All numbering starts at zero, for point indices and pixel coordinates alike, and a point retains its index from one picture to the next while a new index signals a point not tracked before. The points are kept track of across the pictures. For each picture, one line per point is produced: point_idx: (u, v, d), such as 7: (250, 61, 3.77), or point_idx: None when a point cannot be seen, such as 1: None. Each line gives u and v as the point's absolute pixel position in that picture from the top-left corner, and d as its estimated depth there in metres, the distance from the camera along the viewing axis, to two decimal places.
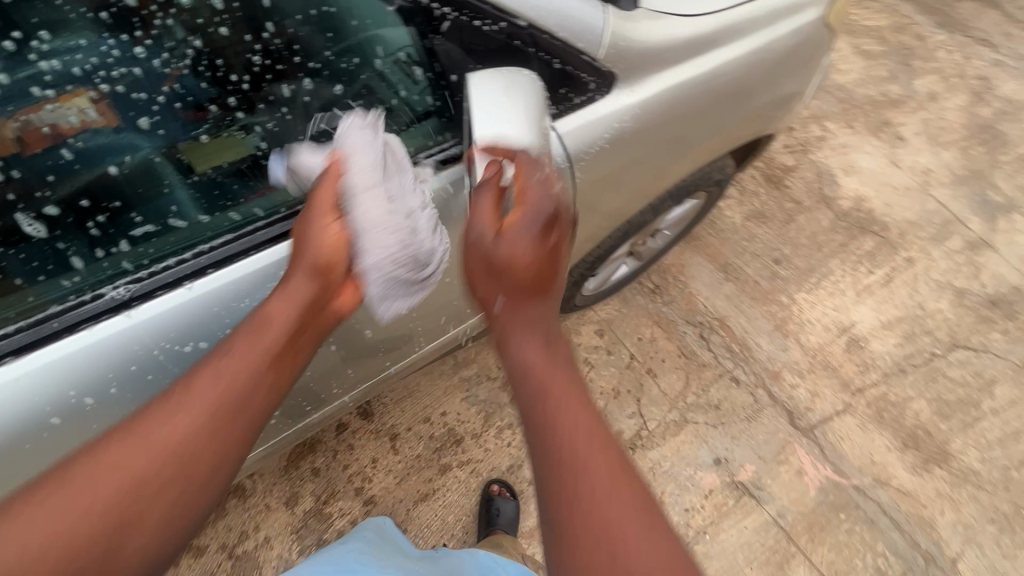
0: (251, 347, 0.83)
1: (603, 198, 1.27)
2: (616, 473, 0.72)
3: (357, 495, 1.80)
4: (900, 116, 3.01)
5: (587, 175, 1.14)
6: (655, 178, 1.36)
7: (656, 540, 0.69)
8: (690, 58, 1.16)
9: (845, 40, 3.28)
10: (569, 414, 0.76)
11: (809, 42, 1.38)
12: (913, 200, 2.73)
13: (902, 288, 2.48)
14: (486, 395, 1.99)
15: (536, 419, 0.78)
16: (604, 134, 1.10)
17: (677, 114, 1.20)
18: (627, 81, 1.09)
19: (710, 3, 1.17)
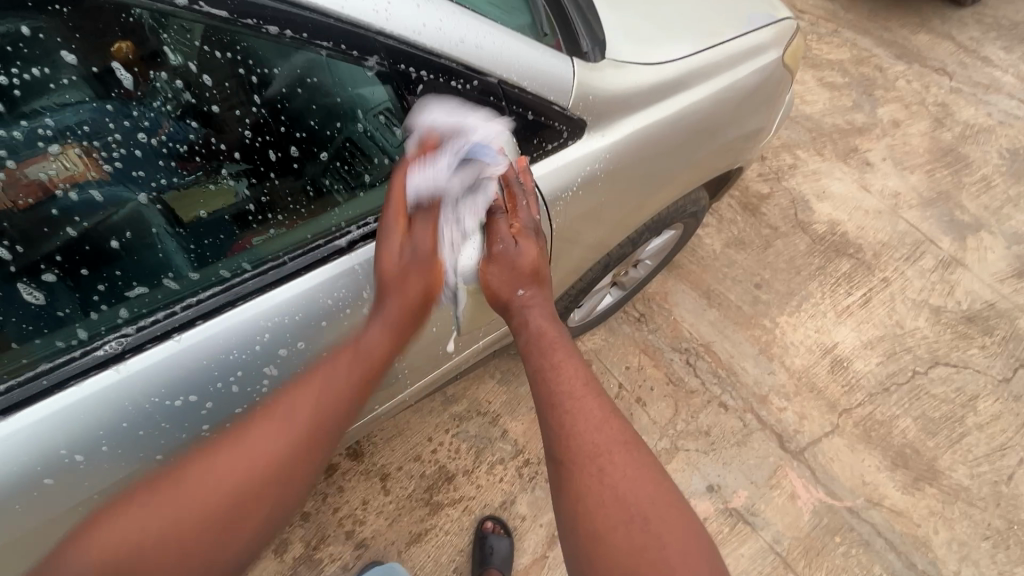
0: (336, 373, 0.91)
1: (581, 235, 1.31)
2: (617, 456, 0.94)
3: (348, 539, 1.77)
4: (866, 142, 3.15)
5: (564, 215, 1.19)
6: (631, 213, 1.41)
7: (641, 513, 0.89)
8: (656, 102, 1.23)
9: (810, 72, 3.44)
10: (581, 411, 0.97)
11: (770, 81, 1.46)
12: (885, 222, 2.83)
13: (880, 308, 2.54)
14: (476, 430, 1.99)
15: (552, 417, 0.97)
16: (577, 177, 1.16)
17: (647, 154, 1.26)
18: (595, 126, 1.16)
19: (672, 51, 1.25)
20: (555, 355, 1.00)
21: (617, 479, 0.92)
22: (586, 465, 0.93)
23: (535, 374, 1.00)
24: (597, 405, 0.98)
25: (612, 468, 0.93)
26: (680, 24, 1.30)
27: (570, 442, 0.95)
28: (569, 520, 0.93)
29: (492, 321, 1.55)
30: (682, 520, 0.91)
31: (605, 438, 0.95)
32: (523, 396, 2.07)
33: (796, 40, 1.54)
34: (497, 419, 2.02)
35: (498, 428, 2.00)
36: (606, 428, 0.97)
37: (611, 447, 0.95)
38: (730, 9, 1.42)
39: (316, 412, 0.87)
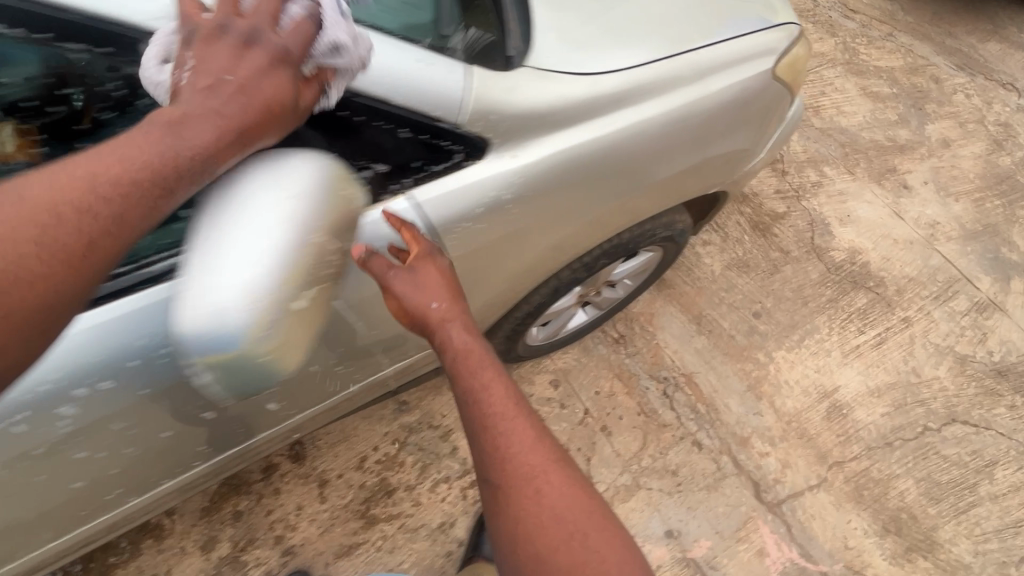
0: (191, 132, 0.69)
1: (500, 264, 1.17)
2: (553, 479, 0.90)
3: (276, 544, 1.72)
4: (907, 162, 2.82)
5: (467, 245, 1.05)
6: (571, 237, 1.25)
7: (576, 535, 0.87)
8: (588, 120, 1.07)
9: (853, 79, 3.10)
10: (513, 435, 0.91)
11: (750, 98, 1.27)
12: (915, 254, 2.53)
13: (896, 351, 2.28)
14: (424, 444, 1.90)
15: (487, 444, 0.91)
16: (479, 204, 1.01)
17: (577, 179, 1.11)
18: (505, 143, 1.00)
19: (616, 60, 1.08)
20: (484, 372, 0.95)
21: (556, 500, 0.88)
22: (522, 486, 0.89)
23: (464, 397, 0.94)
24: (529, 425, 0.93)
25: (550, 487, 0.89)
26: (635, 27, 1.12)
27: (503, 468, 0.90)
28: (506, 543, 0.90)
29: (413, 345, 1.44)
30: (618, 537, 0.89)
31: (540, 458, 0.91)
32: None
33: (790, 50, 1.33)
34: (449, 435, 1.92)
35: (448, 444, 1.91)
36: (540, 446, 0.92)
37: (546, 467, 0.91)
38: (707, 11, 1.22)
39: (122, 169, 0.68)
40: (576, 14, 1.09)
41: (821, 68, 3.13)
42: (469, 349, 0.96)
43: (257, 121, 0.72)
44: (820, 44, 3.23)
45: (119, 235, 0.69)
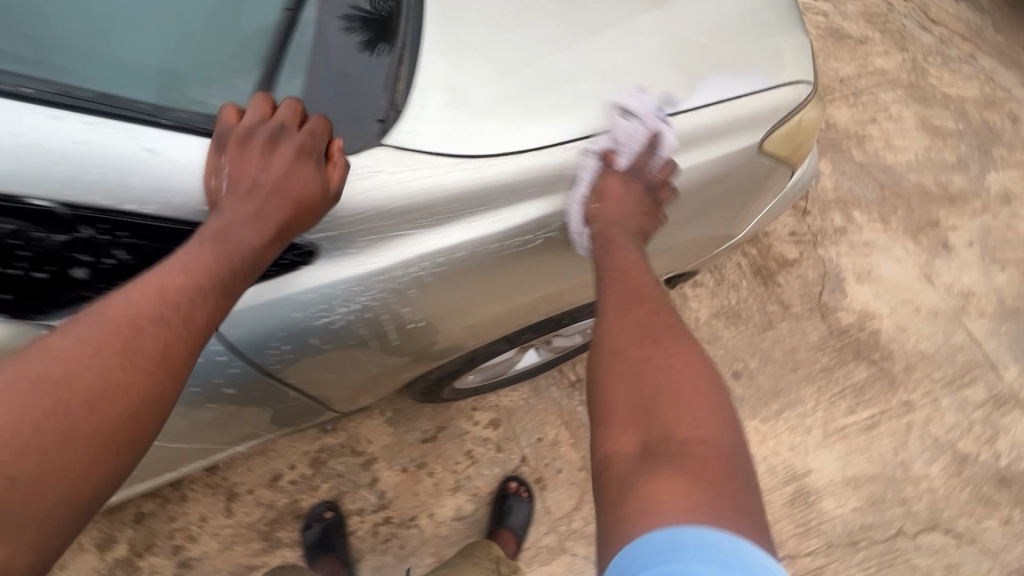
0: (192, 248, 0.79)
1: (385, 350, 1.09)
2: (653, 320, 0.91)
3: (173, 554, 1.66)
4: (953, 217, 2.45)
5: (315, 342, 0.98)
6: (484, 323, 1.13)
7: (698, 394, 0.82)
8: (467, 214, 0.93)
9: (913, 107, 2.67)
10: (625, 279, 0.96)
11: (720, 181, 1.05)
12: (937, 328, 2.22)
13: (887, 439, 2.03)
14: (344, 470, 1.79)
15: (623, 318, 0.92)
16: (317, 307, 0.92)
17: (461, 278, 0.98)
18: (358, 244, 0.90)
19: (535, 137, 0.91)
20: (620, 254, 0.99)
21: (681, 374, 0.84)
22: (648, 350, 0.87)
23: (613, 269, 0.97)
24: (659, 313, 0.92)
25: (671, 353, 0.86)
26: (577, 87, 0.94)
27: (637, 337, 0.89)
28: (621, 409, 0.84)
29: (301, 414, 1.29)
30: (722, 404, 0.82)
31: (664, 330, 0.90)
32: (407, 445, 1.84)
33: (793, 119, 1.07)
34: (371, 464, 1.81)
35: (367, 474, 1.80)
36: (663, 324, 0.91)
37: (671, 342, 0.88)
38: (685, 62, 0.98)
39: (138, 307, 0.75)
40: (478, 68, 0.92)
41: (878, 88, 2.70)
42: (611, 231, 0.97)
43: (289, 217, 0.81)
44: (884, 59, 2.78)
45: (190, 338, 0.78)
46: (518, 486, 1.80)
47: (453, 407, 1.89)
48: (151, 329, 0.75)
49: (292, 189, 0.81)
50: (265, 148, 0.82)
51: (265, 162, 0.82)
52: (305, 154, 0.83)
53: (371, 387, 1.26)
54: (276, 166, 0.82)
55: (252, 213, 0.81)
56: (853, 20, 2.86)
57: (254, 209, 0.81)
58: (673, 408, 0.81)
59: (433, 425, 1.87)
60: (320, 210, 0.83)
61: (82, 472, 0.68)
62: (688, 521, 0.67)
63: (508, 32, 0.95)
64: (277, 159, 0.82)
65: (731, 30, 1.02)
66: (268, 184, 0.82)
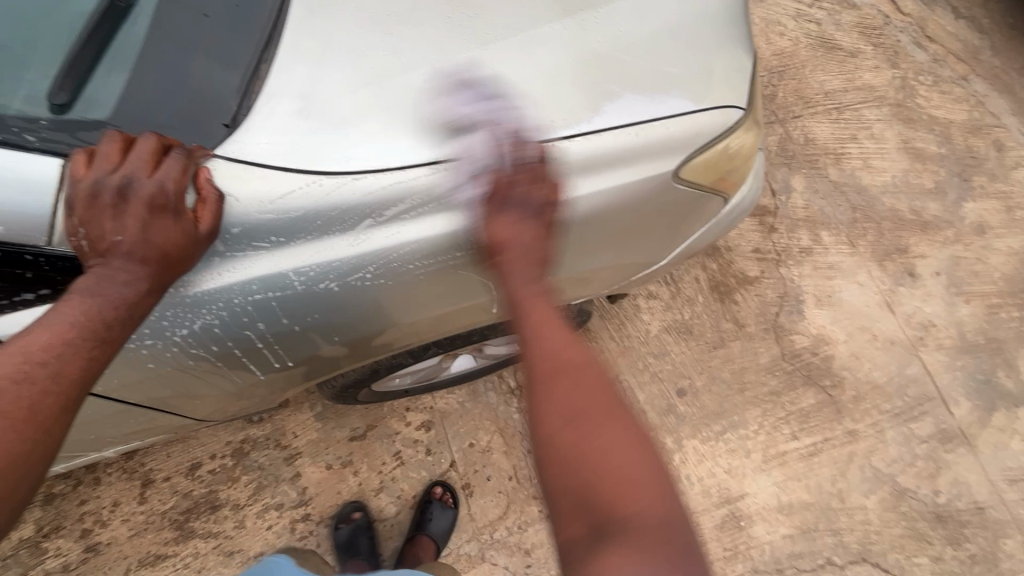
0: (62, 312, 0.83)
1: (276, 358, 1.09)
2: (592, 384, 0.88)
3: (81, 538, 1.62)
4: (923, 244, 2.38)
5: (193, 345, 0.99)
6: (382, 341, 1.15)
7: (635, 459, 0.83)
8: (341, 232, 0.95)
9: (897, 127, 2.59)
10: (546, 337, 0.93)
11: (626, 212, 1.06)
12: (892, 358, 2.18)
13: (827, 468, 2.00)
14: (266, 463, 1.75)
15: (550, 394, 0.89)
16: (192, 315, 0.95)
17: (339, 295, 0.99)
18: (230, 254, 0.93)
19: (412, 148, 0.94)
20: (542, 309, 0.96)
21: (611, 450, 0.83)
22: (573, 434, 0.84)
23: (535, 334, 0.94)
24: (588, 376, 0.90)
25: (603, 422, 0.85)
26: (463, 100, 0.97)
27: (562, 415, 0.86)
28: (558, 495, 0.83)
29: (199, 412, 1.25)
30: (652, 467, 0.84)
31: (592, 399, 0.87)
32: (334, 442, 1.79)
33: (708, 155, 1.08)
34: (295, 459, 1.76)
35: (290, 469, 1.75)
36: (593, 388, 0.89)
37: (599, 412, 0.86)
38: (584, 83, 1.00)
39: (1, 374, 0.77)
40: (346, 78, 0.96)
41: (863, 105, 2.61)
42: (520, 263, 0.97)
43: (156, 268, 0.86)
44: (873, 74, 2.68)
45: (60, 392, 0.81)
46: (444, 493, 1.76)
47: (384, 406, 1.83)
48: (14, 391, 0.77)
49: (160, 241, 0.85)
50: (125, 205, 0.83)
51: (132, 219, 0.83)
52: (164, 202, 0.84)
53: (276, 389, 1.25)
54: (138, 223, 0.84)
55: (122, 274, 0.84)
56: (846, 31, 2.75)
57: (132, 271, 0.85)
58: (618, 494, 0.79)
59: (363, 423, 1.82)
60: (188, 255, 0.87)
61: None
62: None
63: (408, 43, 0.99)
64: (138, 215, 0.84)
65: (629, 55, 1.03)
66: (135, 243, 0.84)
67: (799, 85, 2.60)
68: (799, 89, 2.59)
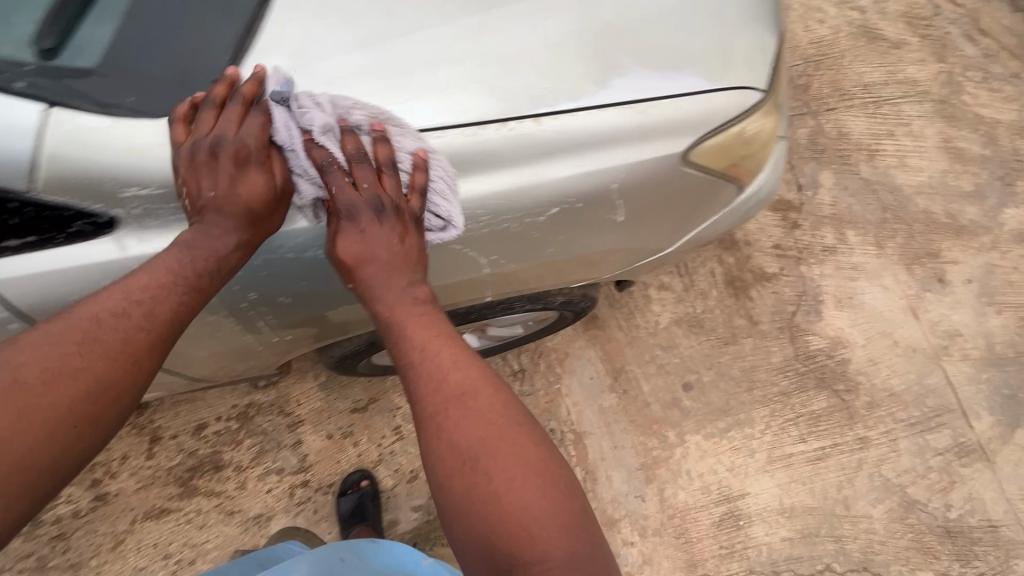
0: (159, 259, 0.90)
1: (276, 318, 1.13)
2: (482, 421, 0.85)
3: (91, 487, 1.68)
4: (956, 250, 2.27)
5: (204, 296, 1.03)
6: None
7: (531, 495, 0.81)
8: None
9: (938, 125, 2.46)
10: (440, 360, 0.90)
11: (630, 192, 1.02)
12: (912, 366, 2.10)
13: (833, 473, 1.95)
14: (269, 428, 1.78)
15: (435, 439, 0.86)
16: None
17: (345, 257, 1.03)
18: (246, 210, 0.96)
19: (403, 114, 0.92)
20: (427, 340, 0.91)
21: (505, 489, 0.81)
22: (466, 483, 0.83)
23: (415, 371, 0.90)
24: (477, 412, 0.86)
25: (485, 468, 0.82)
26: (460, 65, 0.94)
27: (451, 461, 0.84)
28: (462, 539, 0.83)
29: (200, 371, 1.28)
30: (544, 506, 0.81)
31: (480, 439, 0.84)
32: (336, 413, 1.82)
33: (721, 138, 1.04)
34: (297, 426, 1.79)
35: (292, 435, 1.79)
36: (482, 429, 0.85)
37: (491, 452, 0.83)
38: (595, 54, 0.97)
39: (105, 305, 0.86)
40: (339, 39, 0.94)
41: (904, 100, 2.48)
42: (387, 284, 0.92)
43: (244, 222, 0.90)
44: (917, 68, 2.54)
45: (149, 330, 0.88)
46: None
47: (387, 380, 1.85)
48: (119, 322, 0.86)
49: (251, 194, 0.89)
50: (218, 162, 0.87)
51: (225, 174, 0.88)
52: (248, 155, 0.88)
53: (274, 354, 1.28)
54: (230, 180, 0.88)
55: (217, 226, 0.90)
56: (891, 21, 2.61)
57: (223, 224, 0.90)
58: (517, 538, 0.79)
59: (365, 395, 1.84)
60: (273, 208, 0.92)
61: (58, 437, 0.79)
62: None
63: (416, 5, 0.97)
64: (230, 171, 0.88)
65: (639, 24, 0.99)
66: (227, 200, 0.88)
67: (836, 77, 2.48)
68: (835, 80, 2.47)
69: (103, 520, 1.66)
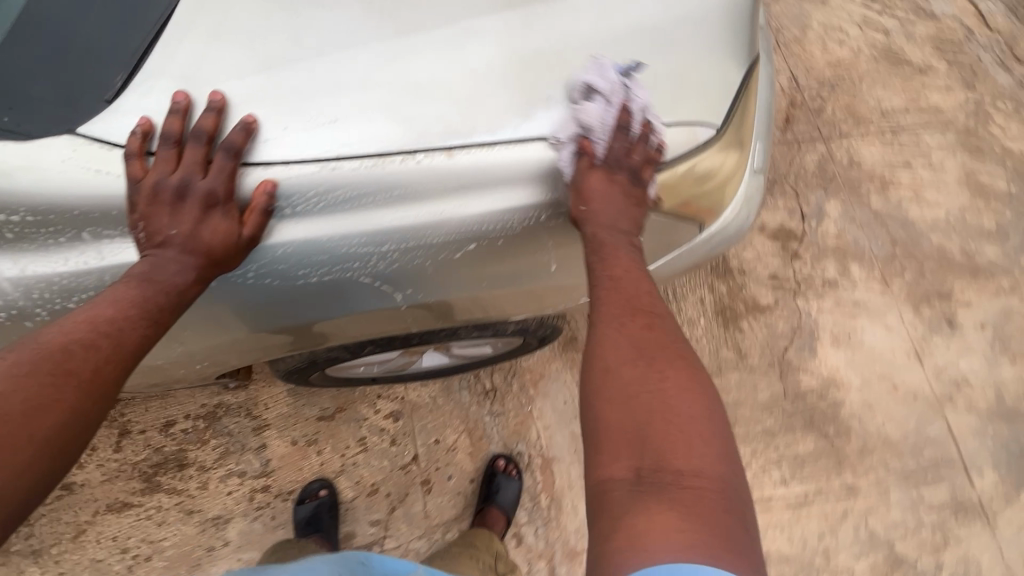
0: (118, 291, 0.86)
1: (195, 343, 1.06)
2: (655, 340, 0.85)
3: (58, 476, 1.71)
4: (970, 291, 2.13)
5: None
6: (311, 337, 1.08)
7: (700, 413, 0.77)
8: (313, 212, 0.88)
9: (960, 157, 2.31)
10: (621, 282, 0.91)
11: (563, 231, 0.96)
12: (911, 414, 1.97)
13: (815, 521, 1.85)
14: (235, 430, 1.78)
15: (608, 340, 0.86)
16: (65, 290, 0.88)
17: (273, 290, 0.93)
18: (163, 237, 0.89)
19: (313, 144, 0.88)
20: (615, 257, 0.93)
21: (676, 399, 0.78)
22: (633, 385, 0.80)
23: (600, 281, 0.93)
24: (651, 333, 0.85)
25: (661, 376, 0.80)
26: (371, 94, 0.90)
27: (621, 363, 0.83)
28: (609, 435, 0.78)
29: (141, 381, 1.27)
30: (713, 429, 0.76)
31: (654, 348, 0.84)
32: (302, 420, 1.80)
33: (669, 175, 0.98)
34: (263, 430, 1.79)
35: (257, 439, 1.78)
36: (650, 347, 0.84)
37: (666, 364, 0.82)
38: (521, 86, 0.93)
39: (71, 335, 0.82)
40: (240, 62, 0.91)
41: (925, 128, 2.34)
42: (604, 220, 0.93)
43: (203, 263, 0.88)
44: (942, 95, 2.40)
45: (119, 360, 0.85)
46: (507, 465, 1.80)
47: (356, 390, 1.83)
48: (86, 352, 0.82)
49: (212, 237, 0.86)
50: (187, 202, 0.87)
51: (193, 216, 0.87)
52: (216, 198, 0.87)
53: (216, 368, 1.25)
54: (196, 221, 0.87)
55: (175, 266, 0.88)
56: (917, 44, 2.47)
57: (185, 263, 0.88)
58: (669, 439, 0.74)
59: (333, 404, 1.82)
60: (235, 255, 0.88)
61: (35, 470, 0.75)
62: (688, 558, 0.62)
63: (331, 25, 0.93)
64: (196, 213, 0.87)
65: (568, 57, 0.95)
66: (190, 240, 0.87)
67: (852, 101, 2.36)
68: (851, 104, 2.35)
69: (65, 510, 1.69)
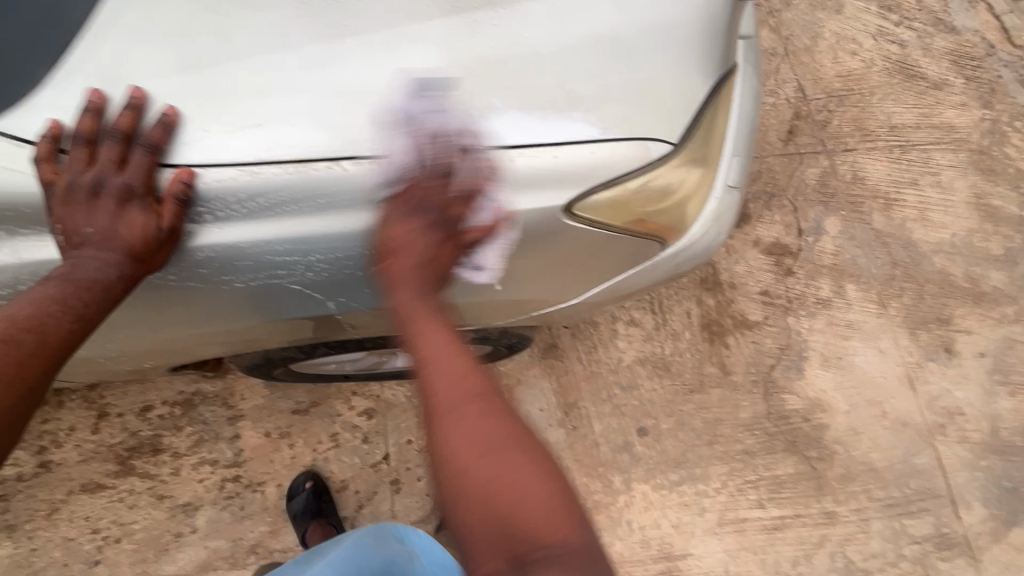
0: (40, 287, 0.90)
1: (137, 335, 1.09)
2: (481, 419, 0.88)
3: (36, 454, 1.74)
4: (972, 319, 2.05)
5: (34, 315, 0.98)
6: (252, 331, 1.11)
7: (536, 474, 0.86)
8: (238, 219, 0.91)
9: (971, 178, 2.22)
10: (444, 366, 0.92)
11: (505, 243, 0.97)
12: (899, 443, 1.91)
13: (789, 547, 1.81)
14: (211, 419, 1.80)
15: (441, 440, 0.89)
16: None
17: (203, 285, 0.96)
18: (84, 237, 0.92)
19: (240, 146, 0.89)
20: (433, 341, 0.94)
21: (511, 476, 0.85)
22: (470, 480, 0.85)
23: (422, 377, 0.93)
24: (477, 416, 0.89)
25: (487, 460, 0.85)
26: (302, 97, 0.90)
27: (454, 461, 0.86)
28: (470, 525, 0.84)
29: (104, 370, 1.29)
30: (551, 487, 0.86)
31: (479, 434, 0.88)
32: (277, 412, 1.81)
33: (622, 192, 0.98)
34: (237, 420, 1.80)
35: (231, 429, 1.79)
36: (482, 424, 0.88)
37: (494, 444, 0.87)
38: (461, 95, 0.92)
39: None
40: (169, 59, 0.91)
41: (936, 147, 2.25)
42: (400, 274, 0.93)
43: (124, 259, 0.90)
44: (957, 112, 2.30)
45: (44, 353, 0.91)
46: None
47: (330, 385, 1.83)
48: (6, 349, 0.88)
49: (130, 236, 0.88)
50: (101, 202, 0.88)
51: (109, 216, 0.89)
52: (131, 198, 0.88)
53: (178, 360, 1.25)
54: (112, 220, 0.89)
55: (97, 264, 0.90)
56: (935, 58, 2.37)
57: (104, 261, 0.90)
58: (528, 518, 0.82)
59: (308, 398, 1.82)
60: (156, 251, 0.89)
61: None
62: None
63: (270, 22, 0.92)
64: (112, 213, 0.89)
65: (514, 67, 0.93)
66: (110, 238, 0.89)
67: (860, 115, 2.28)
68: (859, 118, 2.27)
69: (42, 487, 1.73)
